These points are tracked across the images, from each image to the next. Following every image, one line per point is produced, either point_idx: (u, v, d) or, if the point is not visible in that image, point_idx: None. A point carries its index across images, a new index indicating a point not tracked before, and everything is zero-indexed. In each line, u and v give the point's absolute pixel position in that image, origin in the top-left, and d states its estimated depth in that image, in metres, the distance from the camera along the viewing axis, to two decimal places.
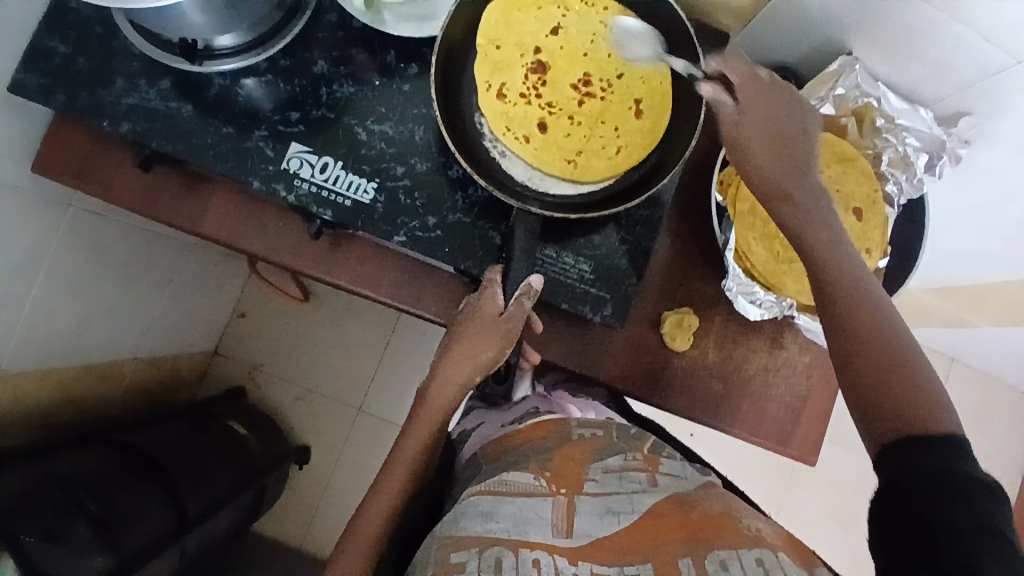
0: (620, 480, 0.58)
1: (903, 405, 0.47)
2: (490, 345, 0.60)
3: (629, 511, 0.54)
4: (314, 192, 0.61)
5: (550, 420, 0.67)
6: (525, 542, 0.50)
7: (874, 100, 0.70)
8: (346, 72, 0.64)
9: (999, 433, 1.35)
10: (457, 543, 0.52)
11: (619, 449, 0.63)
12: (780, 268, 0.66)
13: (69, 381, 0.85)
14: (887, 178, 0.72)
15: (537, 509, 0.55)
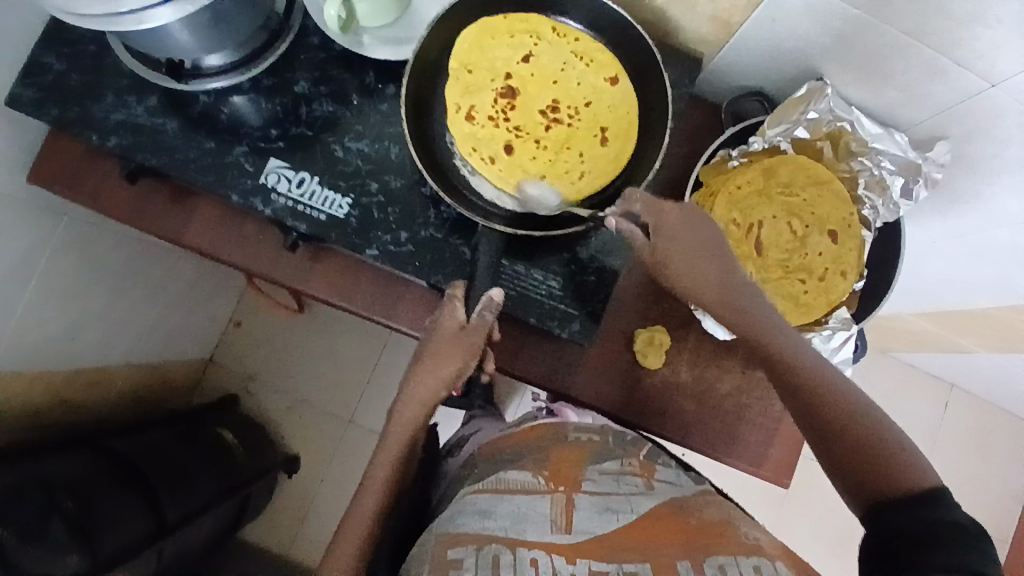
0: (617, 481, 0.60)
1: (886, 472, 0.50)
2: (451, 360, 0.60)
3: (628, 511, 0.54)
4: (290, 206, 0.63)
5: (545, 424, 0.69)
6: (523, 540, 0.51)
7: (847, 125, 0.70)
8: (326, 92, 0.66)
9: (998, 463, 1.33)
10: (454, 540, 0.52)
11: (615, 455, 0.64)
12: None
13: (59, 385, 0.88)
14: (864, 202, 0.72)
15: (536, 506, 0.55)
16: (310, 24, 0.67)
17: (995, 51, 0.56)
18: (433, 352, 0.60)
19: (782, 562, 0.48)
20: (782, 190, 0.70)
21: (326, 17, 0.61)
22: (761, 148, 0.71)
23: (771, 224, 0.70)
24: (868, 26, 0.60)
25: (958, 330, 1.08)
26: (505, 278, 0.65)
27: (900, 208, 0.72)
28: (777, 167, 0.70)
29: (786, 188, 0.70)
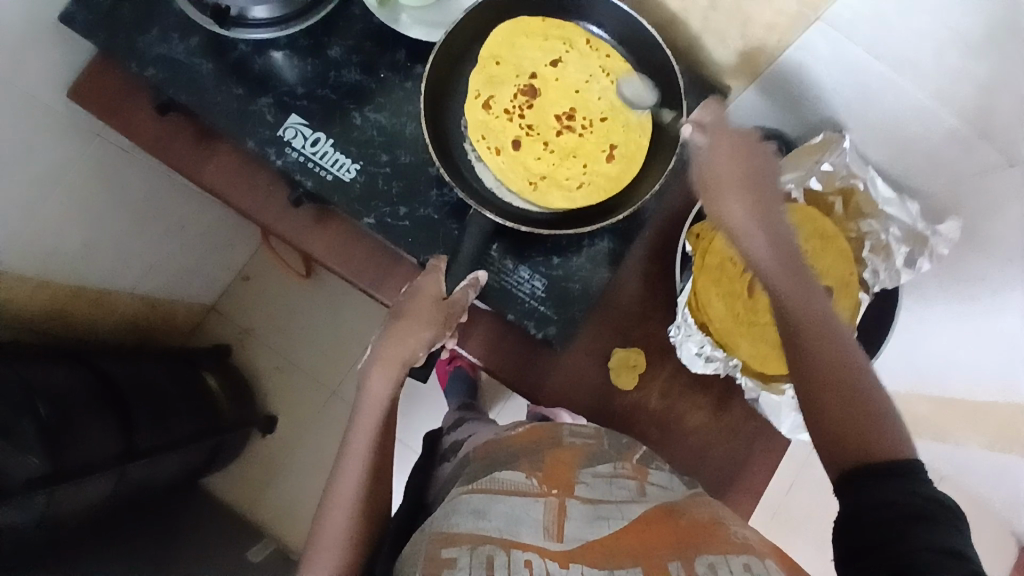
0: (610, 485, 0.54)
1: (868, 436, 0.46)
2: (428, 326, 0.59)
3: (618, 517, 0.50)
4: (301, 162, 0.66)
5: (544, 426, 0.61)
6: (518, 543, 0.47)
7: (861, 183, 0.70)
8: (356, 62, 0.69)
9: None
10: (448, 539, 0.48)
11: (608, 457, 0.58)
12: (739, 328, 0.67)
13: (64, 299, 0.91)
14: (866, 264, 0.70)
15: (528, 510, 0.50)
16: None
17: (1018, 127, 0.56)
18: (408, 315, 0.60)
19: (773, 560, 0.45)
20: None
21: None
22: None
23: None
24: (893, 84, 0.60)
25: (954, 421, 1.05)
26: (492, 268, 0.67)
27: (901, 275, 0.69)
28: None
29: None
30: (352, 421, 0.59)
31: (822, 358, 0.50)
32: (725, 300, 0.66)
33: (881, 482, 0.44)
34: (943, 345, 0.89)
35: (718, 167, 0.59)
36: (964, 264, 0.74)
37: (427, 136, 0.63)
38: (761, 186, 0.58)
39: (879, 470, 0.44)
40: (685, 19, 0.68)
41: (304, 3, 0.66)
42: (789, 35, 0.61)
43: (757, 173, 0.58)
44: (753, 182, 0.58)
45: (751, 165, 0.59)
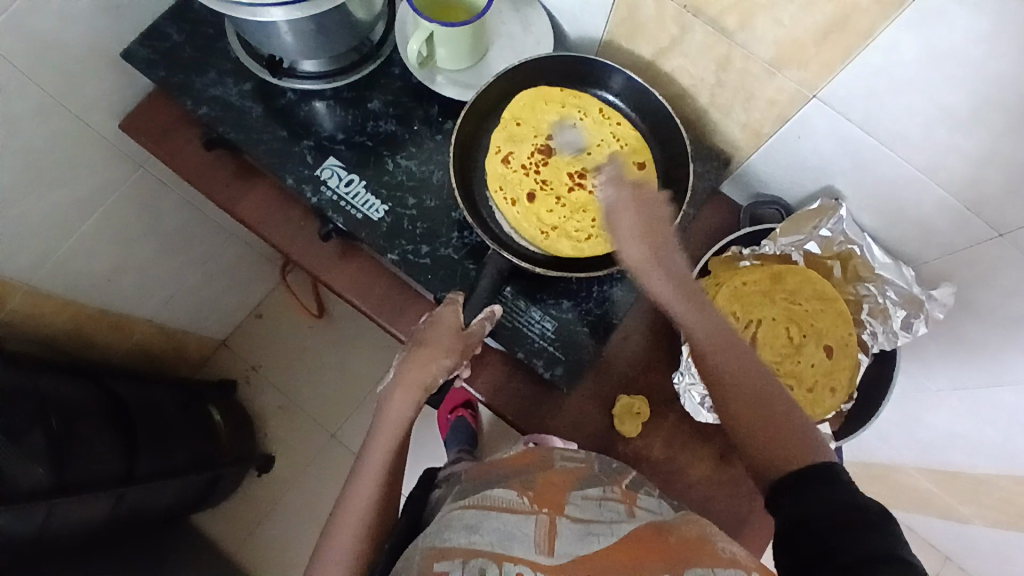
0: (600, 507, 0.56)
1: (781, 451, 0.52)
2: (447, 353, 0.62)
3: (607, 534, 0.52)
4: (334, 200, 0.71)
5: (536, 450, 0.65)
6: (509, 556, 0.49)
7: (858, 249, 0.73)
8: (392, 114, 0.75)
9: None
10: (441, 553, 0.50)
11: (597, 481, 0.61)
12: None
13: (85, 317, 0.95)
14: (864, 325, 0.73)
15: (520, 524, 0.52)
16: (394, 57, 0.77)
17: (1000, 201, 0.60)
18: (428, 342, 0.62)
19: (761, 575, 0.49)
20: (787, 297, 0.72)
21: (408, 52, 0.71)
22: (770, 254, 0.75)
23: (770, 326, 0.71)
24: (884, 157, 0.65)
25: (958, 496, 1.04)
26: (505, 306, 0.71)
27: (898, 339, 0.72)
28: (781, 275, 0.72)
29: (791, 297, 0.72)
30: (365, 443, 0.60)
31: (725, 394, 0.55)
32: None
33: (806, 488, 0.49)
34: (943, 415, 0.90)
35: (619, 217, 0.59)
36: (957, 334, 0.77)
37: (455, 181, 0.69)
38: (658, 234, 0.59)
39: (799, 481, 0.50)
40: (694, 93, 0.74)
41: (350, 61, 0.75)
42: (789, 110, 0.68)
43: (659, 217, 0.59)
44: (649, 230, 0.58)
45: (645, 214, 0.59)
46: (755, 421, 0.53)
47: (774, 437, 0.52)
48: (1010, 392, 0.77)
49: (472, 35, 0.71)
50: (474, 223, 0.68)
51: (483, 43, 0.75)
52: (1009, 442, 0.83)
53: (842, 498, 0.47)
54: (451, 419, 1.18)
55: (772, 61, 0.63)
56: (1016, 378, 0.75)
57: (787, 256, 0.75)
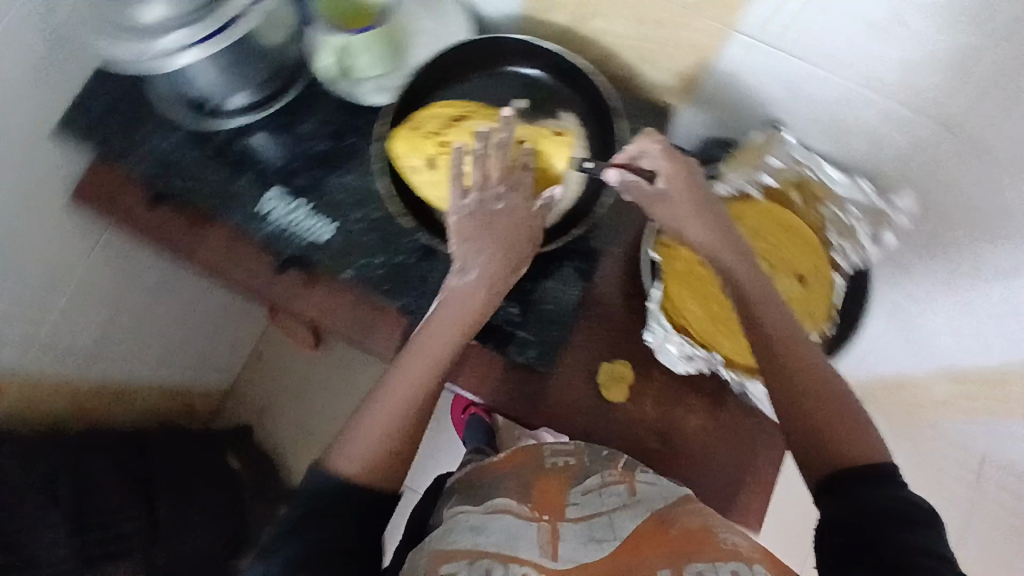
0: (600, 497, 0.61)
1: (849, 444, 0.50)
2: (483, 288, 0.65)
3: (611, 538, 0.55)
4: (279, 230, 0.73)
5: (524, 450, 0.67)
6: (516, 557, 0.53)
7: (809, 172, 0.73)
8: (324, 132, 0.75)
9: None
10: (446, 555, 0.55)
11: (594, 470, 0.66)
12: (717, 329, 0.71)
13: (84, 395, 0.99)
14: (835, 248, 0.74)
15: (522, 532, 0.56)
16: None
17: (939, 98, 0.59)
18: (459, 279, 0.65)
19: (761, 564, 0.51)
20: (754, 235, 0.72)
21: (321, 68, 0.71)
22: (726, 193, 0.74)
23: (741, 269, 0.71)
24: (815, 77, 0.64)
25: None
26: None
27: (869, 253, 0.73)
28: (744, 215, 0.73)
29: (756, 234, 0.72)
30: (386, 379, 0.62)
31: (798, 377, 0.53)
32: (701, 305, 0.71)
33: (867, 485, 0.48)
34: None
35: (681, 203, 0.61)
36: None
37: (388, 188, 0.69)
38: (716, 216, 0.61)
39: (866, 476, 0.48)
40: (618, 50, 0.73)
41: (274, 86, 0.74)
42: (713, 48, 0.66)
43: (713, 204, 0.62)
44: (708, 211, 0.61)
45: (697, 199, 0.61)
46: (819, 421, 0.52)
47: (842, 427, 0.51)
48: None
49: (377, 36, 0.69)
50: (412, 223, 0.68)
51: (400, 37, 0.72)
52: None
53: (905, 496, 0.46)
54: (463, 419, 1.20)
55: (683, 3, 0.62)
56: None
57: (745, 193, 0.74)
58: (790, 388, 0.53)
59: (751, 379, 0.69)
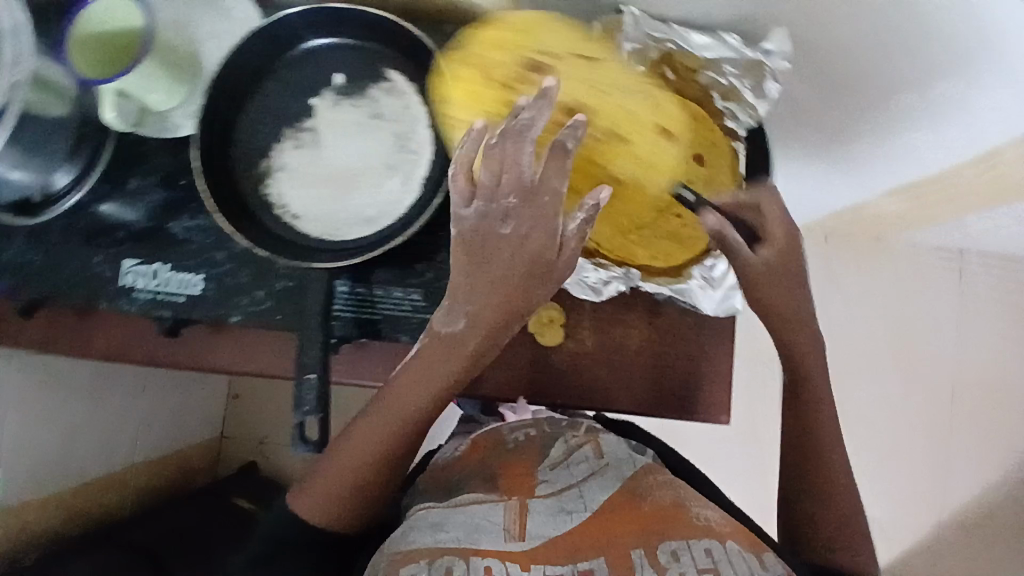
0: (569, 470, 0.60)
1: (823, 491, 0.61)
2: (452, 363, 0.53)
3: (581, 509, 0.55)
4: (152, 298, 0.68)
5: (488, 437, 0.65)
6: (477, 549, 0.50)
7: (671, 44, 0.65)
8: (156, 182, 0.69)
9: (1010, 318, 1.33)
10: (406, 557, 0.51)
11: (558, 438, 0.64)
12: (630, 240, 0.67)
13: (71, 497, 0.99)
14: (725, 114, 0.69)
15: (489, 516, 0.54)
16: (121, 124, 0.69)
17: None
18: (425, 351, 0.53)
19: (733, 539, 0.52)
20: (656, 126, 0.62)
21: (111, 121, 0.62)
22: None
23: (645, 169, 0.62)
24: None
25: (930, 197, 1.02)
26: (365, 302, 0.66)
27: (759, 109, 0.67)
28: None
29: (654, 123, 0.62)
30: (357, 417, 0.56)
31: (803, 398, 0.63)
32: (607, 219, 0.66)
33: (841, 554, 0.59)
34: (870, 143, 0.86)
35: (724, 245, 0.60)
36: (818, 70, 0.70)
37: (230, 227, 0.57)
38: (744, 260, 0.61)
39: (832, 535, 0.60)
40: None
41: (89, 147, 0.68)
42: None
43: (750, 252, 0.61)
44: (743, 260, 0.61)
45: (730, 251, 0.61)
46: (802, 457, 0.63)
47: (830, 500, 0.61)
48: (910, 93, 0.71)
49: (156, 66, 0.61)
50: (274, 256, 0.58)
51: (178, 53, 0.64)
52: (940, 133, 0.79)
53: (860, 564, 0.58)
54: None
55: None
56: (903, 80, 0.69)
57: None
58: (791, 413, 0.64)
59: (672, 285, 0.68)
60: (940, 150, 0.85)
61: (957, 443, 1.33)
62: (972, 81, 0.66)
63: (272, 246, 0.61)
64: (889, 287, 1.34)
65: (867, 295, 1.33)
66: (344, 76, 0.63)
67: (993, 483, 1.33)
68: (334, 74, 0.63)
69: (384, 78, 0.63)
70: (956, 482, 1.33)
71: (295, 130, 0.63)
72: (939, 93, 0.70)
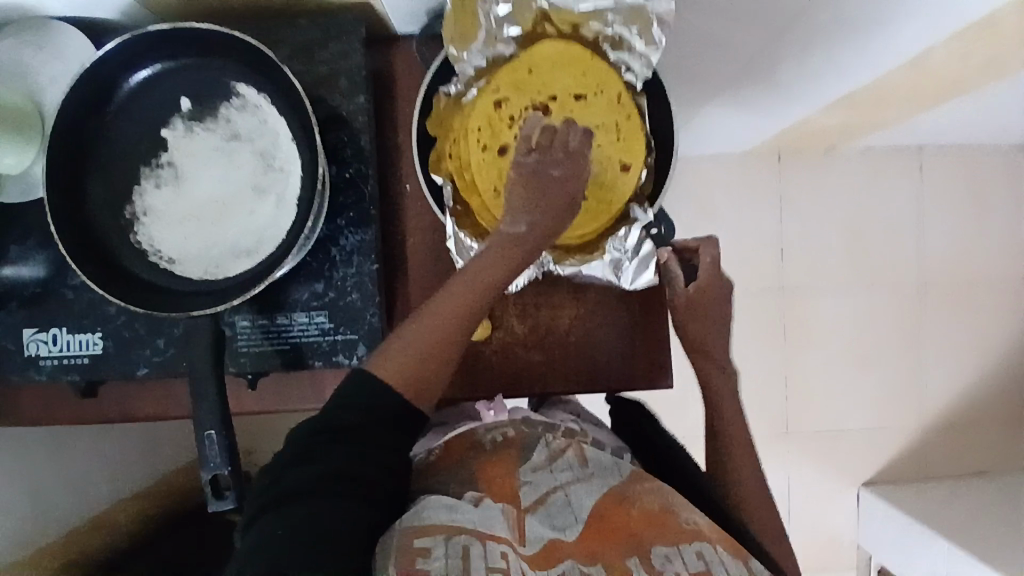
0: (552, 473, 0.55)
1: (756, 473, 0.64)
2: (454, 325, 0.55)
3: (574, 522, 0.50)
4: (58, 364, 0.65)
5: (461, 439, 0.61)
6: (494, 535, 0.47)
7: (543, 1, 0.60)
8: (33, 242, 0.64)
9: (970, 211, 1.31)
10: (421, 530, 0.47)
11: (539, 438, 0.60)
12: None
13: (62, 549, 0.96)
14: (621, 66, 0.63)
15: (492, 510, 0.50)
16: None
17: None
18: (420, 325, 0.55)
19: (722, 544, 0.48)
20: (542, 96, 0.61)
21: None
22: (476, 71, 0.62)
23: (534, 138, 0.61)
24: None
25: (875, 105, 0.97)
26: (272, 334, 0.63)
27: (652, 58, 0.61)
28: (507, 77, 0.61)
29: (542, 94, 0.61)
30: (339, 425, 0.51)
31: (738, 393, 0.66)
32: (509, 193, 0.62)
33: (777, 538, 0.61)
34: (793, 66, 0.80)
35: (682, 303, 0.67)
36: (709, 8, 0.64)
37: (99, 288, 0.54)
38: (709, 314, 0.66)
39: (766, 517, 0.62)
40: None
41: None
42: None
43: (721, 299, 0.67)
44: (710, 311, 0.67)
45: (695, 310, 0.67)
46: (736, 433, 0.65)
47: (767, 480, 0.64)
48: (816, 14, 0.66)
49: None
50: (152, 310, 0.55)
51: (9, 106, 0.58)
52: (863, 45, 0.74)
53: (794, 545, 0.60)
54: None
55: None
56: (803, 4, 0.63)
57: (499, 56, 0.62)
58: (726, 409, 0.66)
59: (587, 262, 0.64)
60: (872, 59, 0.78)
61: (934, 342, 1.32)
62: None
63: (150, 297, 0.57)
64: (850, 196, 1.29)
65: (827, 209, 1.29)
66: (191, 99, 0.58)
67: (971, 378, 1.33)
68: (182, 100, 0.58)
69: (234, 94, 0.58)
70: (936, 382, 1.33)
71: (153, 166, 0.59)
72: (848, 7, 0.64)
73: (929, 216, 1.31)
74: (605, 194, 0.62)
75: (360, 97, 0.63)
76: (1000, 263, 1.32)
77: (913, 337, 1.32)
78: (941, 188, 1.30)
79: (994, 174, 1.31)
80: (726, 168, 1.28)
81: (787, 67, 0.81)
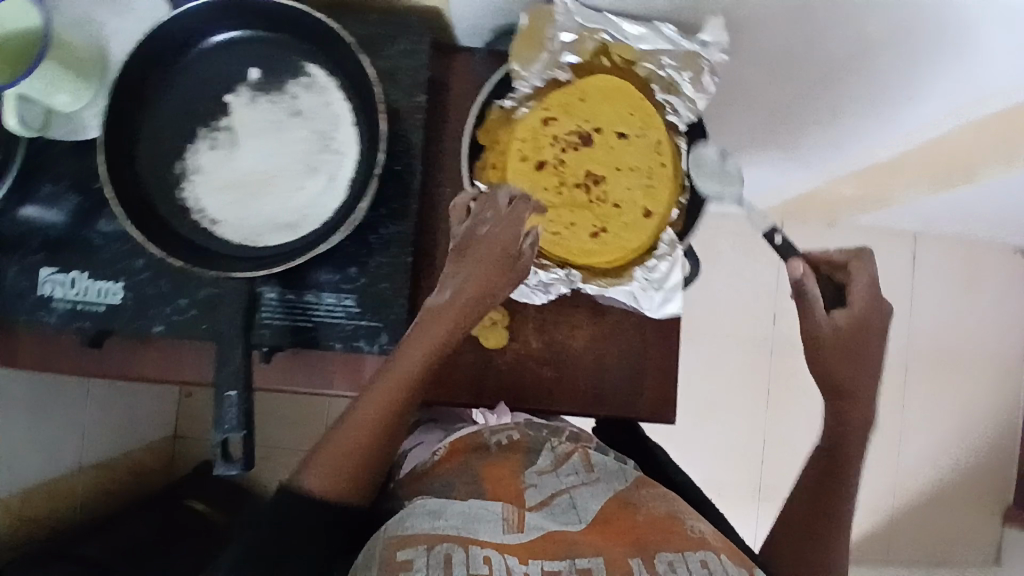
0: (557, 476, 0.56)
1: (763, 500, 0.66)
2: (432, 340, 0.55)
3: (577, 522, 0.51)
4: (71, 309, 0.64)
5: (463, 441, 0.61)
6: (475, 539, 0.47)
7: (606, 35, 0.63)
8: (69, 185, 0.64)
9: (952, 297, 1.38)
10: (403, 541, 0.47)
11: (542, 443, 0.61)
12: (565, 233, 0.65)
13: (16, 508, 0.91)
14: (665, 107, 0.67)
15: (488, 505, 0.51)
16: None
17: None
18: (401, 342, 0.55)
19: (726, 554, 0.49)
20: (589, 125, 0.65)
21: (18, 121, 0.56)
22: (531, 90, 0.65)
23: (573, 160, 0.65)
24: None
25: (882, 181, 1.02)
26: (297, 310, 0.64)
27: (698, 104, 0.66)
28: (561, 100, 0.65)
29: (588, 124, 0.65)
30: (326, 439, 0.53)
31: None
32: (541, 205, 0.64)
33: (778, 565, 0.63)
34: (817, 131, 0.85)
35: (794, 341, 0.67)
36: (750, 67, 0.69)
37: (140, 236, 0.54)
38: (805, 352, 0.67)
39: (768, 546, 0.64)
40: None
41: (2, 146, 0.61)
42: None
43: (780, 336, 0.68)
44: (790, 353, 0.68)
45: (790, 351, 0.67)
46: None
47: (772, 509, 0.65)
48: (847, 85, 0.71)
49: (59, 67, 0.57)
50: (187, 266, 0.55)
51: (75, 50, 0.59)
52: (885, 121, 0.79)
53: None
54: None
55: None
56: (838, 75, 0.68)
57: (556, 80, 0.65)
58: None
59: (615, 285, 0.65)
60: (891, 135, 0.84)
61: (910, 421, 1.37)
62: (909, 70, 0.66)
63: (186, 254, 0.58)
64: None
65: None
66: (259, 71, 0.60)
67: (942, 463, 1.37)
68: (251, 70, 0.60)
69: (303, 73, 0.60)
70: (909, 461, 1.36)
71: (210, 128, 0.60)
72: (878, 83, 0.70)
73: (914, 297, 1.37)
74: (625, 227, 0.66)
75: (417, 97, 0.66)
76: (976, 350, 1.38)
77: (892, 413, 1.36)
78: (928, 273, 1.37)
79: (976, 266, 1.38)
80: (731, 226, 1.33)
81: (812, 132, 0.86)
